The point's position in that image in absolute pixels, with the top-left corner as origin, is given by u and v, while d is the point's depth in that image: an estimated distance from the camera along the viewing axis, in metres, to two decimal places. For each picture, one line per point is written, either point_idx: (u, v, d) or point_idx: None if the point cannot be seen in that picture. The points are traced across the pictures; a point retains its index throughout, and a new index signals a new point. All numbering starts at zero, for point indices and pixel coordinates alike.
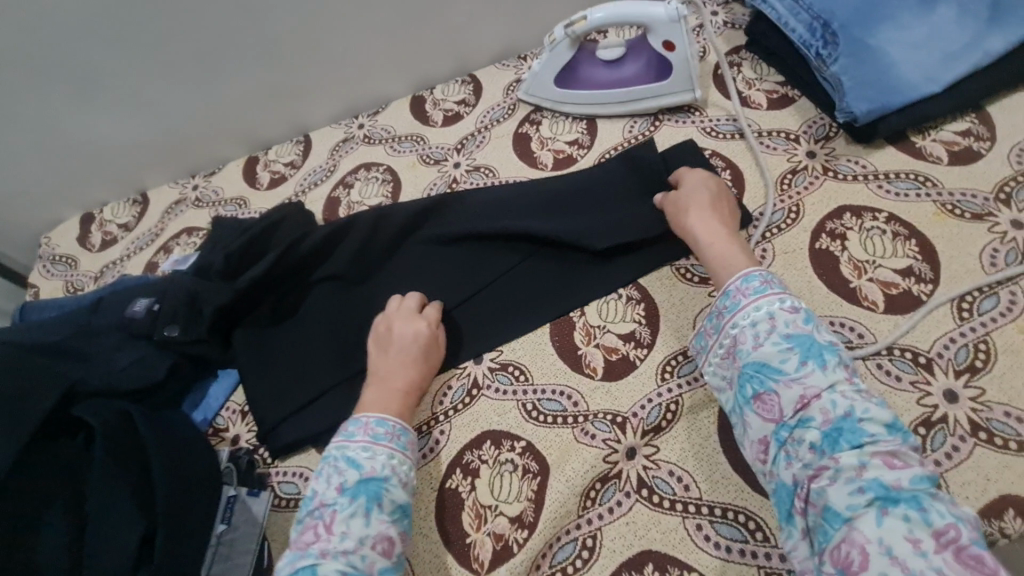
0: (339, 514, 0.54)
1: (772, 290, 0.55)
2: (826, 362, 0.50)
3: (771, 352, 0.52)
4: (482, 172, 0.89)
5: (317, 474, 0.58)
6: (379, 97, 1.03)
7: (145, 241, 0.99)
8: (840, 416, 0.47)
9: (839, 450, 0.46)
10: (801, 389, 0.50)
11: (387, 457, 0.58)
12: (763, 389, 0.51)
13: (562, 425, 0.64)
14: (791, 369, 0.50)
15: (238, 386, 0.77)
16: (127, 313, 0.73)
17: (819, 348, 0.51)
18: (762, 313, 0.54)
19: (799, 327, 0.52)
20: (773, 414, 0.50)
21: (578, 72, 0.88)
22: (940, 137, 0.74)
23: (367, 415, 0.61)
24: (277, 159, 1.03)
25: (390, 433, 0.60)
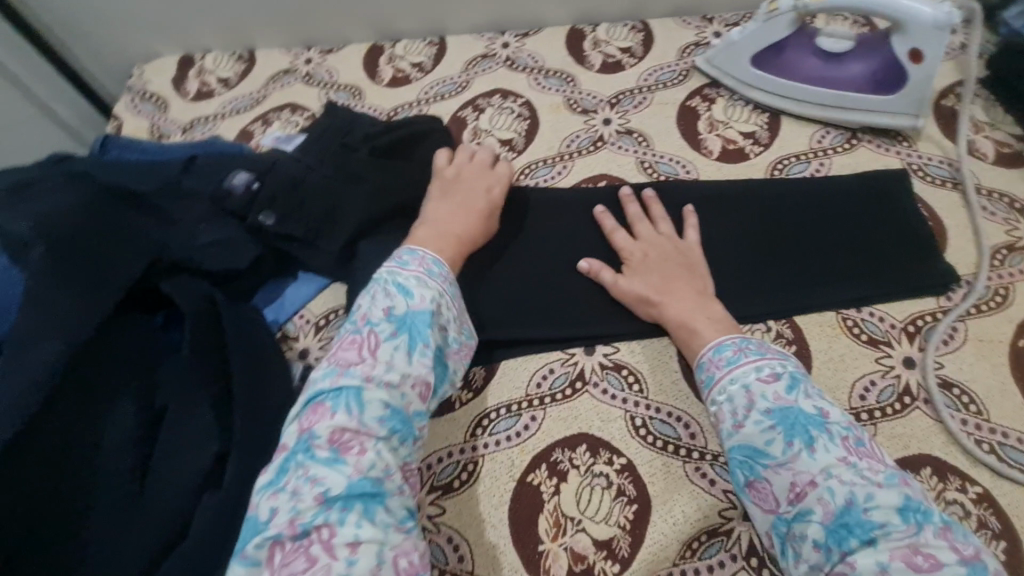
0: (382, 341, 0.49)
1: (746, 357, 0.52)
2: (814, 441, 0.45)
3: (755, 434, 0.47)
4: (635, 137, 0.78)
5: (362, 292, 0.53)
6: (535, 18, 0.90)
7: (244, 104, 0.89)
8: (840, 506, 0.42)
9: (846, 545, 0.41)
10: (790, 476, 0.45)
11: (438, 294, 0.53)
12: (754, 475, 0.47)
13: (673, 455, 0.56)
14: (780, 453, 0.46)
15: (317, 296, 0.69)
16: (226, 185, 0.64)
17: (805, 422, 0.46)
18: (737, 386, 0.50)
19: (780, 399, 0.48)
20: (769, 503, 0.46)
21: (784, 56, 0.75)
22: None
23: (424, 252, 0.57)
24: (404, 56, 0.91)
25: (443, 275, 0.55)
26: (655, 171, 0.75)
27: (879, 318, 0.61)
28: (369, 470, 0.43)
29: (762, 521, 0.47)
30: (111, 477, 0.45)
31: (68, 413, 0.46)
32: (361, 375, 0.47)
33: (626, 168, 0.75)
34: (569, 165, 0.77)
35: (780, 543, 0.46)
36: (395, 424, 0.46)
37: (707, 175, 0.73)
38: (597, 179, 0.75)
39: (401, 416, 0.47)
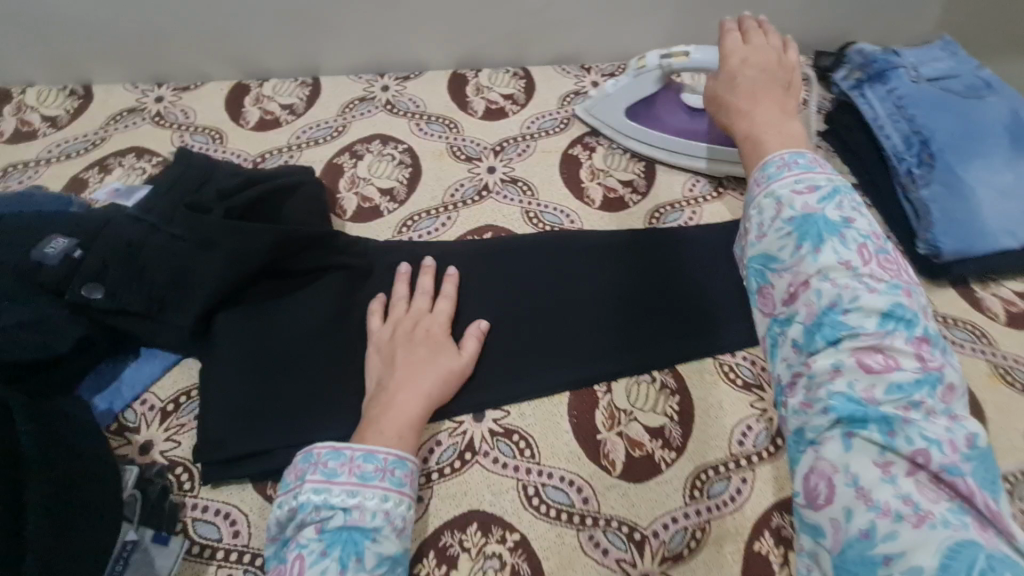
0: (310, 566, 0.43)
1: (792, 170, 0.46)
2: (825, 245, 0.41)
3: (774, 247, 0.44)
4: (520, 186, 0.77)
5: (287, 510, 0.47)
6: (416, 60, 0.88)
7: (76, 148, 0.77)
8: (824, 307, 0.40)
9: (804, 255, 0.42)
10: (793, 278, 0.42)
11: (379, 501, 0.47)
12: (764, 280, 0.44)
13: (567, 525, 0.54)
14: (789, 258, 0.42)
15: (165, 376, 0.60)
16: (36, 255, 0.54)
17: (822, 230, 0.42)
18: (771, 207, 0.46)
19: (807, 207, 0.43)
20: (768, 307, 0.43)
21: (655, 108, 0.78)
22: (1001, 292, 0.71)
23: (354, 448, 0.49)
24: (273, 96, 0.84)
25: (380, 473, 0.48)
26: (541, 221, 0.74)
27: (751, 362, 0.64)
28: None
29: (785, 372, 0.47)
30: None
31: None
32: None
33: (512, 218, 0.74)
34: (455, 215, 0.74)
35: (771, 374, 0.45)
36: None
37: (590, 224, 0.74)
38: (483, 230, 0.73)
39: None
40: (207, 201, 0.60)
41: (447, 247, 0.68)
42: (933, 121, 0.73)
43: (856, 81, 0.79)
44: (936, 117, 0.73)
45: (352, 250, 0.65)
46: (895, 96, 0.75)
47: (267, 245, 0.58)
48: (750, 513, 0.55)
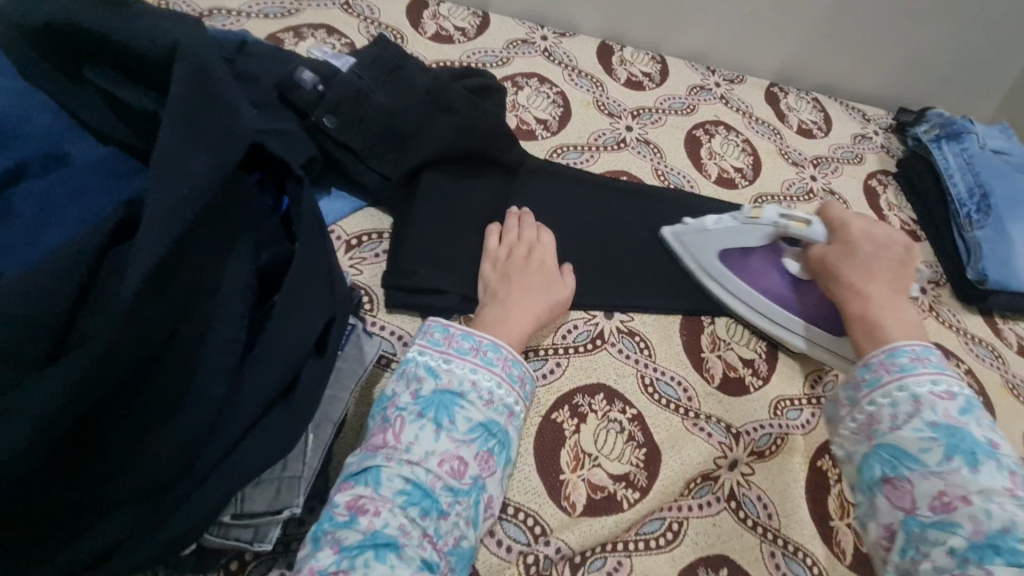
0: (407, 423, 0.49)
1: (924, 368, 0.51)
2: (980, 465, 0.44)
3: (910, 439, 0.47)
4: (651, 148, 0.89)
5: (398, 369, 0.55)
6: (573, 21, 0.99)
7: (273, 11, 0.84)
8: (995, 528, 0.40)
9: (959, 469, 0.44)
10: (940, 485, 0.44)
11: (493, 385, 0.53)
12: (896, 474, 0.47)
13: (674, 412, 0.65)
14: (933, 462, 0.45)
15: (351, 216, 0.68)
16: (292, 77, 0.62)
17: (972, 446, 0.45)
18: (905, 394, 0.50)
19: (950, 417, 0.48)
20: (904, 503, 0.45)
21: (749, 260, 0.73)
22: (1017, 329, 0.86)
23: (456, 327, 0.56)
24: (447, 17, 0.93)
25: (474, 349, 0.54)
26: (667, 179, 0.86)
27: None
28: (385, 526, 0.44)
29: (887, 519, 0.46)
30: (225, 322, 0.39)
31: (200, 251, 0.39)
32: (383, 459, 0.47)
33: (644, 170, 0.86)
34: (596, 156, 0.85)
35: (903, 540, 0.44)
36: (416, 498, 0.46)
37: (706, 192, 0.86)
38: (619, 173, 0.84)
39: (423, 490, 0.46)
40: (441, 78, 0.69)
41: (593, 180, 0.79)
42: (995, 180, 0.89)
43: (935, 136, 0.96)
44: (997, 178, 0.89)
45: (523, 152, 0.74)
46: (966, 155, 0.92)
47: (472, 124, 0.67)
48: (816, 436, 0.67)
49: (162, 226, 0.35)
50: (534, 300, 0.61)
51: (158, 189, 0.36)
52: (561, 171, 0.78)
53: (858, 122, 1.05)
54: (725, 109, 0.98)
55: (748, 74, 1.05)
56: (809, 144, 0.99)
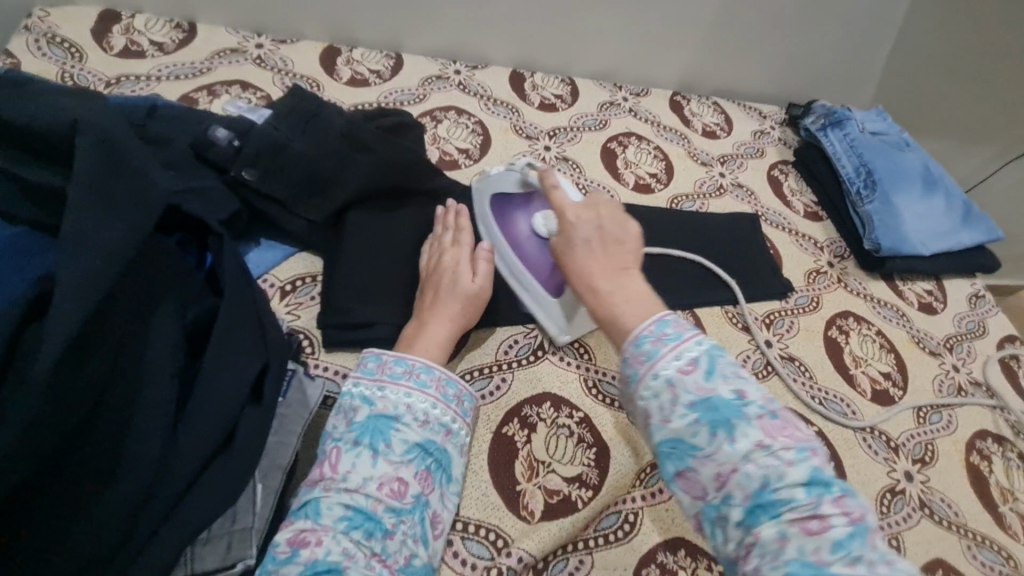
0: (344, 453, 0.51)
1: (667, 345, 0.47)
2: (736, 430, 0.43)
3: (681, 428, 0.45)
4: (570, 164, 0.94)
5: (335, 402, 0.57)
6: (483, 54, 1.05)
7: (184, 72, 0.85)
8: (756, 487, 0.42)
9: (724, 444, 0.43)
10: (717, 467, 0.43)
11: (428, 406, 0.56)
12: (686, 467, 0.45)
13: (619, 409, 0.68)
14: (704, 443, 0.44)
15: (283, 264, 0.69)
16: (208, 135, 0.63)
17: (726, 411, 0.44)
18: (660, 381, 0.46)
19: (701, 389, 0.45)
20: (697, 491, 0.44)
21: (518, 220, 0.71)
22: (915, 288, 0.96)
23: (388, 354, 0.58)
24: (361, 61, 0.96)
25: (407, 373, 0.56)
26: (588, 192, 0.91)
27: (747, 311, 0.84)
28: (325, 556, 0.45)
29: (688, 507, 0.46)
30: (158, 377, 0.41)
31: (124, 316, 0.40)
32: (322, 488, 0.49)
33: (565, 186, 0.91)
34: None
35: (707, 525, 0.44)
36: (356, 523, 0.48)
37: (626, 200, 0.92)
38: None
39: (364, 514, 0.48)
40: (354, 120, 0.71)
41: None
42: (876, 159, 0.99)
43: (821, 125, 1.05)
44: (878, 156, 0.99)
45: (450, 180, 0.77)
46: (849, 139, 1.01)
47: (395, 159, 0.69)
48: None
49: (80, 295, 0.37)
50: (472, 316, 0.65)
51: (71, 262, 0.37)
52: (487, 194, 0.82)
53: (756, 120, 1.15)
54: (635, 121, 1.05)
55: (652, 87, 1.14)
56: (715, 145, 1.07)
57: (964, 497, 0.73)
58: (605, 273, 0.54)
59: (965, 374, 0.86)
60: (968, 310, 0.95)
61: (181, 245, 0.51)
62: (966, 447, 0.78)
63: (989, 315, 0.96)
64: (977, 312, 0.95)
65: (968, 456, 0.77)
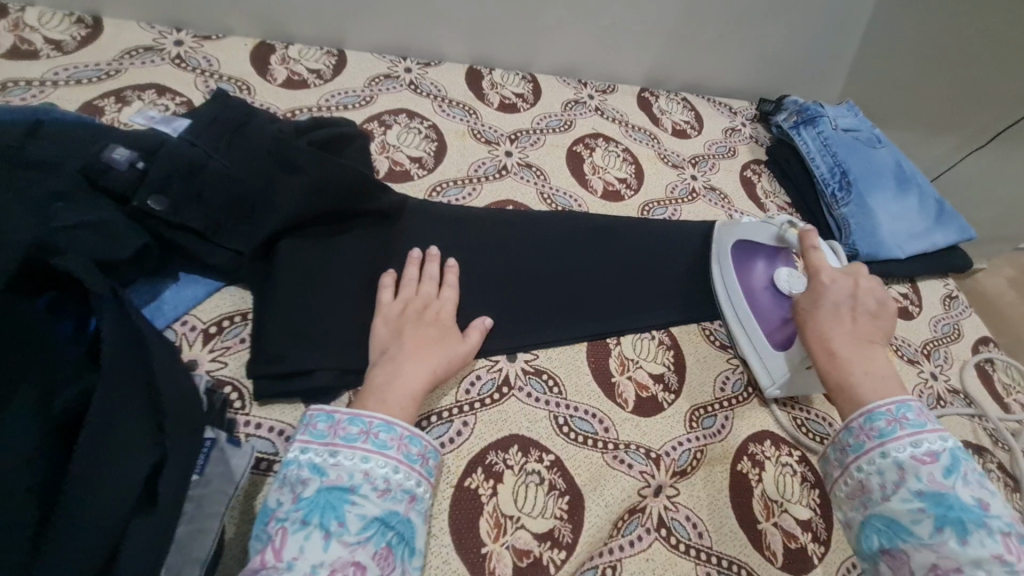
0: (290, 535, 0.44)
1: (902, 429, 0.52)
2: (970, 534, 0.44)
3: (900, 511, 0.48)
4: (534, 171, 0.87)
5: (279, 473, 0.49)
6: (436, 49, 0.96)
7: (86, 74, 0.74)
8: None
9: (948, 539, 0.45)
10: (934, 557, 0.45)
11: (390, 471, 0.49)
12: (891, 543, 0.48)
13: (593, 448, 0.62)
14: (925, 533, 0.46)
15: (205, 302, 0.60)
16: (102, 158, 0.54)
17: (961, 511, 0.46)
18: (888, 461, 0.51)
19: (935, 482, 0.48)
20: (902, 572, 0.46)
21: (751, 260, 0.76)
22: (891, 292, 0.93)
23: (341, 412, 0.52)
24: (299, 60, 0.86)
25: (363, 434, 0.50)
26: (553, 202, 0.84)
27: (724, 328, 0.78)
28: None
29: None
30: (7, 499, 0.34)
31: None
32: None
33: (529, 196, 0.83)
34: (478, 188, 0.82)
35: None
36: None
37: (595, 210, 0.86)
38: (504, 203, 0.81)
39: None
40: (285, 135, 0.62)
41: (475, 215, 0.76)
42: (851, 158, 0.95)
43: (794, 122, 1.01)
44: (852, 155, 0.95)
45: (398, 198, 0.69)
46: (823, 137, 0.97)
47: (334, 179, 0.61)
48: (729, 442, 0.67)
49: None
50: (426, 353, 0.58)
51: None
52: (443, 209, 0.74)
53: (726, 117, 1.10)
54: (602, 121, 0.98)
55: (619, 83, 1.07)
56: (685, 145, 1.02)
57: None
58: (847, 341, 0.59)
59: (943, 382, 0.84)
60: (943, 313, 0.93)
61: (53, 306, 0.44)
62: None
63: (963, 317, 0.94)
64: (951, 314, 0.94)
65: None
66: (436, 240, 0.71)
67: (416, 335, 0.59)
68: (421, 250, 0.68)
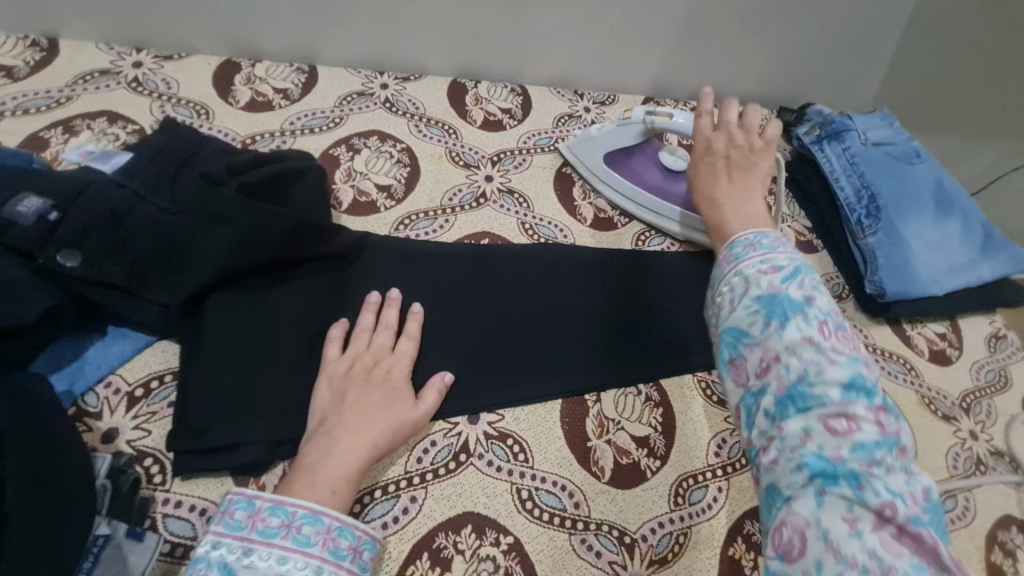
0: None
1: (756, 250, 0.48)
2: (789, 321, 0.41)
3: (742, 317, 0.44)
4: (516, 197, 0.79)
5: (185, 572, 0.43)
6: (417, 62, 0.88)
7: (35, 103, 0.70)
8: (793, 379, 0.39)
9: (774, 332, 0.42)
10: (758, 352, 0.42)
11: (312, 572, 0.43)
12: (735, 353, 0.44)
13: (559, 528, 0.55)
14: (758, 332, 0.42)
15: (134, 360, 0.55)
16: (5, 213, 0.49)
17: (786, 307, 0.42)
18: (739, 278, 0.46)
19: (772, 287, 0.44)
20: (742, 380, 0.43)
21: (631, 161, 0.81)
22: (925, 333, 0.82)
23: (263, 499, 0.46)
24: (265, 79, 0.81)
25: (284, 528, 0.44)
26: (535, 233, 0.76)
27: None
28: None
29: (730, 399, 0.44)
30: None
31: None
32: None
33: (508, 227, 0.76)
34: (452, 219, 0.74)
35: (743, 416, 0.43)
36: None
37: (583, 241, 0.77)
38: (480, 236, 0.74)
39: None
40: (218, 177, 0.57)
41: (444, 252, 0.69)
42: (880, 179, 0.84)
43: (817, 136, 0.90)
44: (882, 176, 0.84)
45: (352, 240, 0.63)
46: (849, 154, 0.86)
47: (273, 226, 0.56)
48: (721, 521, 0.58)
49: None
50: (368, 423, 0.52)
51: None
52: (408, 247, 0.68)
53: None
54: None
55: (620, 93, 0.97)
56: None
57: None
58: None
59: (984, 442, 0.73)
60: (987, 357, 0.81)
61: None
62: (986, 542, 0.65)
63: (1012, 362, 0.82)
64: (998, 359, 0.81)
65: (989, 553, 0.64)
66: (397, 283, 0.64)
67: (359, 401, 0.53)
68: (380, 294, 0.62)
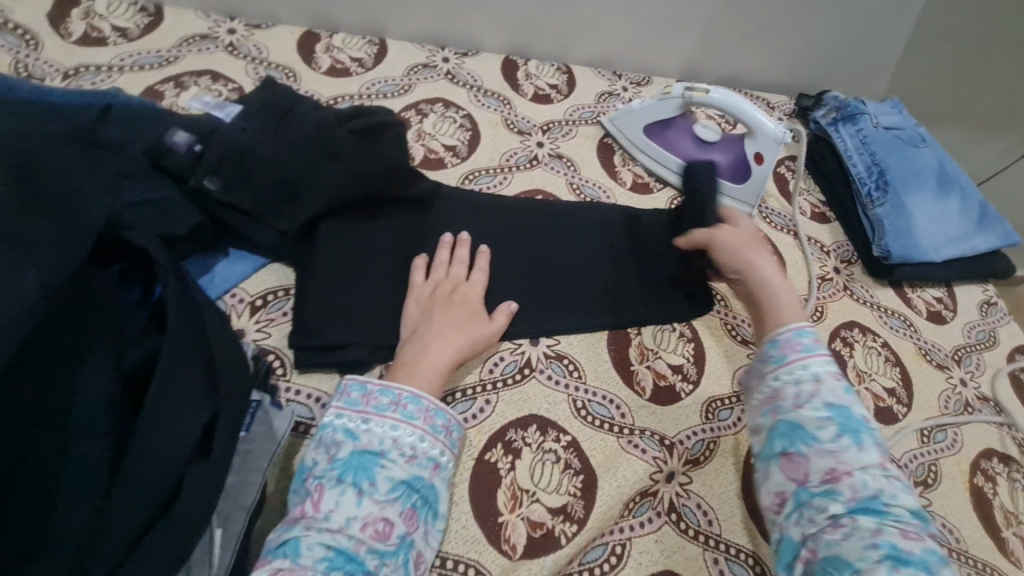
0: (326, 491, 0.49)
1: (821, 350, 0.57)
2: (862, 441, 0.52)
3: (809, 417, 0.53)
4: (564, 162, 0.88)
5: (314, 436, 0.53)
6: (474, 40, 0.98)
7: (147, 61, 0.79)
8: (868, 495, 0.48)
9: (847, 445, 0.51)
10: (832, 461, 0.51)
11: (416, 440, 0.53)
12: (794, 449, 0.53)
13: (609, 432, 0.65)
14: (828, 438, 0.52)
15: (254, 276, 0.65)
16: (164, 142, 0.59)
17: (857, 425, 0.52)
18: (808, 372, 0.55)
19: (839, 397, 0.54)
20: (799, 475, 0.52)
21: (667, 131, 0.90)
22: (924, 295, 0.91)
23: (373, 384, 0.55)
24: (342, 48, 0.90)
25: (393, 405, 0.54)
26: (581, 192, 0.86)
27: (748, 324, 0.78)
28: None
29: (777, 484, 0.53)
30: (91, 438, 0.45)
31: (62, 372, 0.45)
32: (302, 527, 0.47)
33: (558, 187, 0.85)
34: (510, 177, 0.84)
35: (791, 505, 0.51)
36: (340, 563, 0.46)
37: (623, 201, 0.87)
38: (534, 193, 0.83)
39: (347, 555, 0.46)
40: (326, 124, 0.66)
41: (505, 203, 0.78)
42: (888, 158, 0.94)
43: (833, 119, 1.00)
44: (890, 155, 0.94)
45: (431, 185, 0.72)
46: (862, 135, 0.96)
47: (373, 168, 0.65)
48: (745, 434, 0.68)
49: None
50: (453, 333, 0.61)
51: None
52: (474, 196, 0.77)
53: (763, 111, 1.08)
54: None
55: (654, 75, 1.07)
56: None
57: (968, 522, 0.70)
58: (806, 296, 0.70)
59: (972, 388, 0.83)
60: (979, 319, 0.91)
61: (127, 275, 0.55)
62: (970, 468, 0.75)
63: (1000, 324, 0.91)
64: (988, 321, 0.91)
65: (972, 477, 0.74)
66: (468, 227, 0.74)
67: (445, 316, 0.62)
68: (453, 235, 0.71)
